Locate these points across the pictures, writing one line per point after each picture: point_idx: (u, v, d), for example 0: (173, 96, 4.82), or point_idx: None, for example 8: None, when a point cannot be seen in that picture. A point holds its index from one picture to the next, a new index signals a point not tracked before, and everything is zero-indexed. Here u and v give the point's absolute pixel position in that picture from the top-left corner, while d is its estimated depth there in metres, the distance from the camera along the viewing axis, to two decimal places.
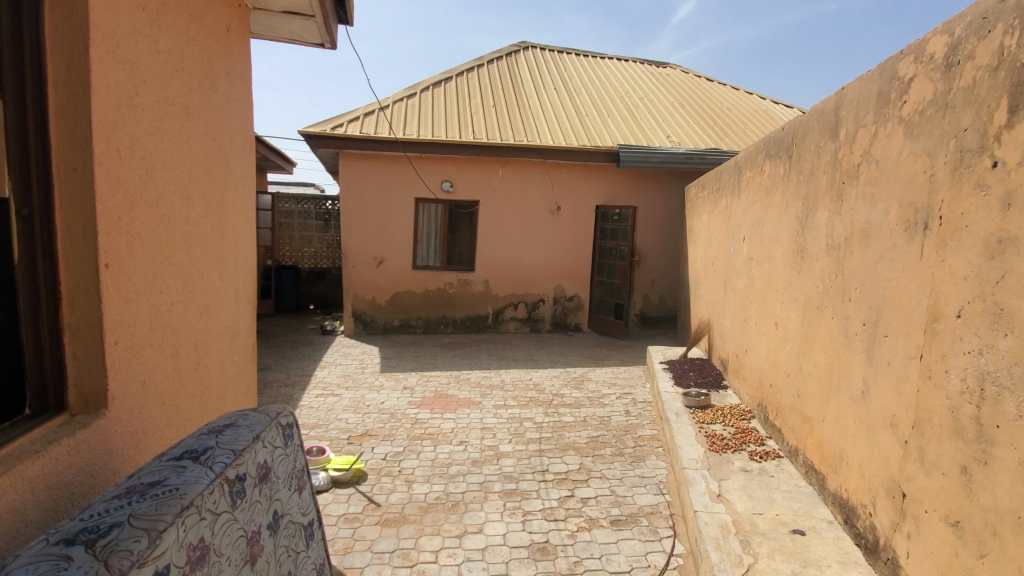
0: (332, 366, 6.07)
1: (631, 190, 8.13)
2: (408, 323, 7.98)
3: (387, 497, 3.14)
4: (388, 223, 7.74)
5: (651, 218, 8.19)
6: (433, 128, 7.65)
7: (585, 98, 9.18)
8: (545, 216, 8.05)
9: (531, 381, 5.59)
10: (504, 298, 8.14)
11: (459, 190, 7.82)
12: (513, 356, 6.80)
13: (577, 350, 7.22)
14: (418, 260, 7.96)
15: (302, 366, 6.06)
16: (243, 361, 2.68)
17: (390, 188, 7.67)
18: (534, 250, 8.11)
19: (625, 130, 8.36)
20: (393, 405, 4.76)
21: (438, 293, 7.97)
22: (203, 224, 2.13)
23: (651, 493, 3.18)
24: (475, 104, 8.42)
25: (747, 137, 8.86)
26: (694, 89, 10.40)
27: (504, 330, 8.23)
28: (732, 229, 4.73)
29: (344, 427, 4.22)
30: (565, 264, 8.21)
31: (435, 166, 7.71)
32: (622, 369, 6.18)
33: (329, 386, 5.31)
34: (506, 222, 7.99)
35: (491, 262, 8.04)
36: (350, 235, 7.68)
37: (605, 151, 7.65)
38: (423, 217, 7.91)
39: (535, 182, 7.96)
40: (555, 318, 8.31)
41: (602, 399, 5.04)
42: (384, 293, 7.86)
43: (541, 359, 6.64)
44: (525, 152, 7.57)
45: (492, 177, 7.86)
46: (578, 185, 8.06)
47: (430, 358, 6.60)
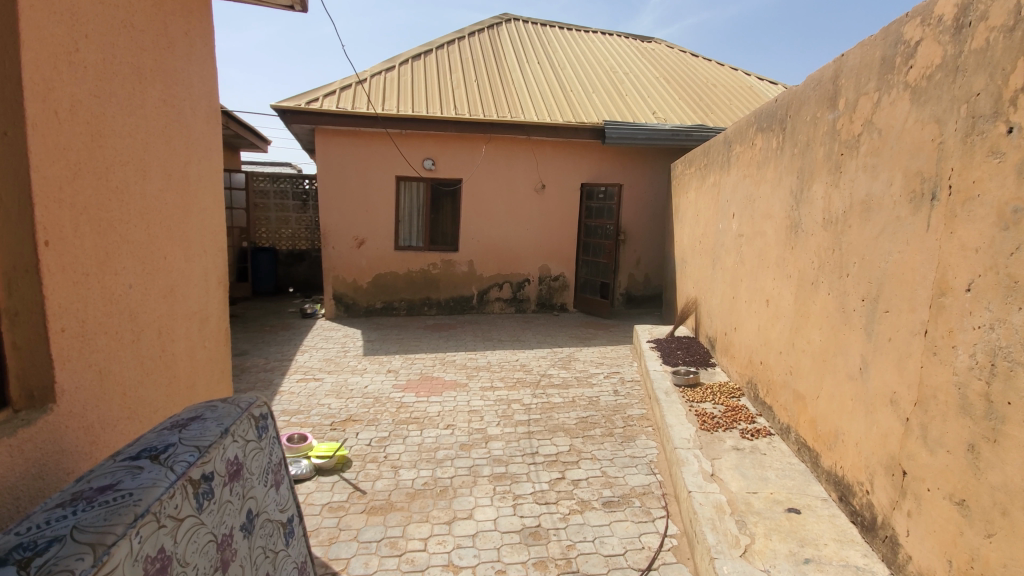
0: (313, 350, 5.90)
1: (617, 167, 8.01)
2: (391, 305, 7.81)
3: (372, 484, 3.04)
4: (368, 202, 7.50)
5: (637, 195, 8.10)
6: (412, 103, 7.38)
7: (569, 72, 8.95)
8: (530, 194, 7.90)
9: (518, 362, 5.51)
10: (489, 278, 8.02)
11: (441, 168, 7.59)
12: (499, 337, 6.71)
13: (564, 330, 7.15)
14: (400, 240, 7.76)
15: (282, 351, 5.88)
16: (215, 347, 2.52)
17: (370, 166, 7.41)
18: (519, 230, 7.97)
19: (611, 106, 8.19)
20: (377, 389, 4.64)
21: (421, 274, 7.80)
22: (162, 200, 1.95)
23: (643, 474, 3.13)
24: (457, 78, 8.15)
25: (733, 113, 8.78)
26: (679, 64, 10.24)
27: (490, 311, 8.13)
28: (721, 206, 4.65)
29: (327, 412, 4.09)
30: (550, 244, 8.10)
31: (416, 143, 7.46)
32: (609, 348, 6.15)
33: (310, 370, 5.16)
34: (490, 200, 7.81)
35: (476, 242, 7.88)
36: (329, 215, 7.43)
37: (590, 127, 7.48)
38: (404, 197, 7.68)
39: (519, 159, 7.78)
40: (541, 298, 8.22)
41: (590, 379, 4.99)
42: (365, 275, 7.66)
43: (528, 340, 6.57)
44: (509, 128, 7.37)
45: (475, 154, 7.65)
46: (563, 163, 7.90)
47: (414, 340, 6.47)
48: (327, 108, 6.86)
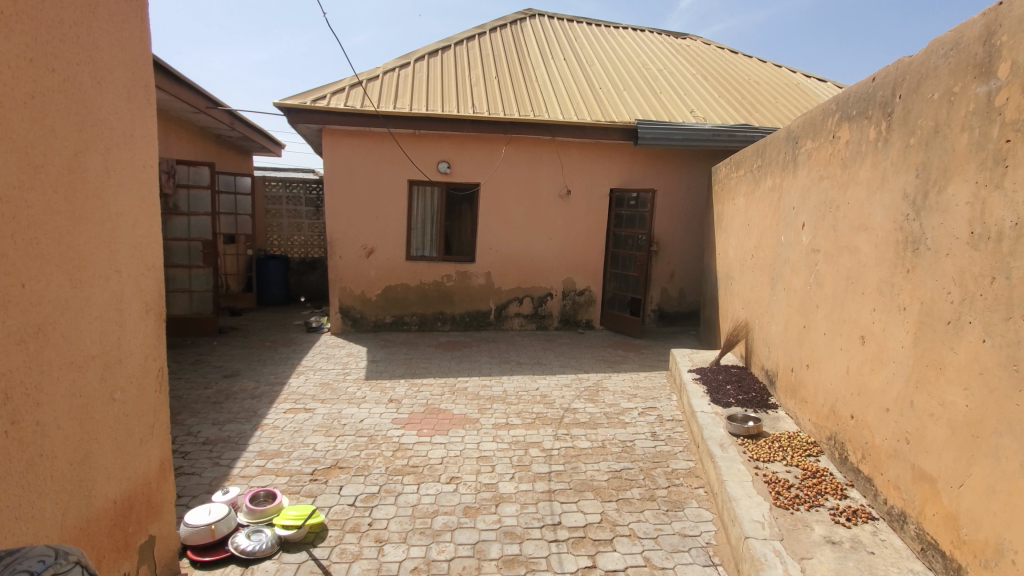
0: (310, 373, 5.31)
1: (651, 171, 7.27)
2: (401, 320, 7.21)
3: (347, 569, 2.38)
4: (378, 209, 6.94)
5: (673, 203, 7.34)
6: (427, 101, 6.80)
7: (597, 69, 8.26)
8: (554, 200, 7.22)
9: (538, 392, 4.79)
10: (508, 292, 7.35)
11: (457, 172, 6.98)
12: (517, 359, 6.01)
13: (590, 351, 6.42)
14: (412, 250, 7.16)
15: (276, 372, 5.30)
16: (132, 400, 1.93)
17: (380, 170, 6.85)
18: (542, 239, 7.29)
19: (643, 105, 7.47)
20: (373, 425, 3.99)
21: (434, 287, 7.19)
22: (18, 204, 1.39)
23: (698, 565, 2.39)
24: (476, 74, 7.57)
25: (780, 113, 7.97)
26: (718, 61, 9.47)
27: (509, 328, 7.45)
28: (784, 214, 3.87)
29: (310, 456, 3.45)
30: (575, 255, 7.39)
31: (430, 145, 6.87)
32: (642, 376, 5.38)
33: (301, 398, 4.54)
34: (510, 207, 7.17)
35: (494, 253, 7.23)
36: (336, 222, 6.88)
37: (621, 127, 6.79)
38: (417, 203, 7.10)
39: (543, 162, 7.11)
40: (564, 314, 7.51)
41: (623, 416, 4.24)
42: (374, 287, 7.08)
43: (549, 363, 5.85)
44: (531, 128, 6.73)
45: (494, 157, 7.02)
46: (591, 166, 7.20)
47: (423, 362, 5.82)
48: (335, 106, 6.33)
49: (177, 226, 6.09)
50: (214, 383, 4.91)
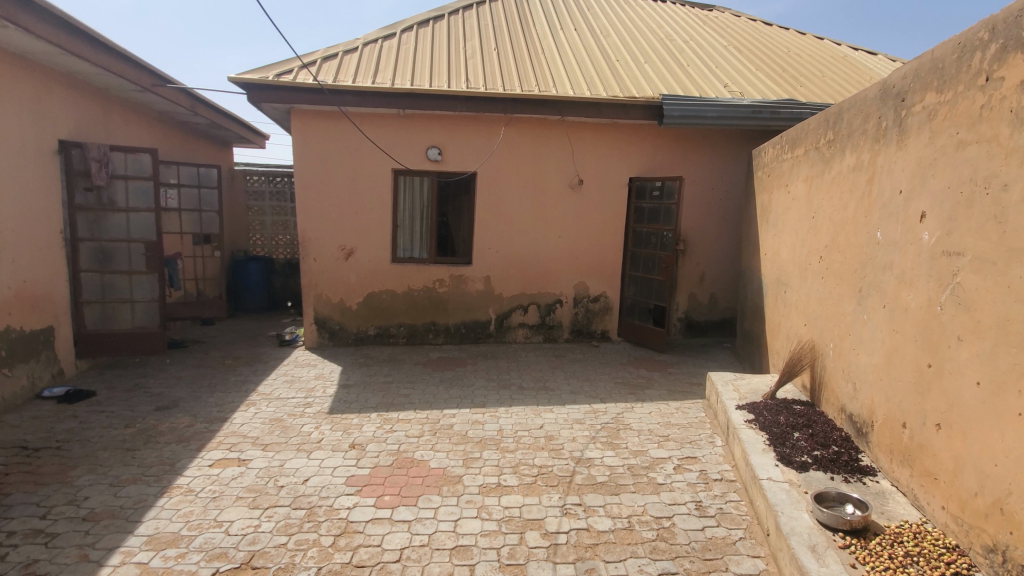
0: (264, 404, 4.33)
1: (677, 157, 6.19)
2: (386, 331, 6.22)
3: None
4: (358, 203, 5.95)
5: (703, 194, 6.25)
6: (413, 75, 5.78)
7: (614, 41, 7.18)
8: (564, 191, 6.17)
9: (542, 434, 3.74)
10: (510, 298, 6.32)
11: (449, 159, 5.97)
12: (519, 383, 4.96)
13: (607, 371, 5.36)
14: (399, 251, 6.18)
15: (223, 403, 4.33)
16: None
17: (360, 157, 5.86)
18: (550, 238, 6.25)
19: (669, 78, 6.38)
20: (320, 488, 2.99)
21: (424, 293, 6.19)
22: None
23: None
24: (473, 46, 6.54)
25: (827, 89, 6.86)
26: (752, 33, 8.33)
27: (511, 340, 6.42)
28: (892, 204, 2.79)
29: (217, 546, 2.47)
30: (589, 256, 6.33)
31: (419, 128, 5.88)
32: (673, 408, 4.30)
33: (239, 444, 3.56)
34: (513, 201, 6.14)
35: (494, 253, 6.20)
36: (309, 219, 5.90)
37: (643, 103, 5.72)
38: (404, 196, 6.12)
39: (551, 147, 6.07)
40: (576, 323, 6.46)
41: (655, 475, 3.18)
42: (355, 295, 6.11)
43: (558, 389, 4.79)
44: (536, 106, 5.67)
45: (493, 141, 5.98)
46: (607, 152, 6.13)
47: (405, 386, 4.81)
48: (305, 80, 5.34)
49: (115, 224, 5.16)
50: (140, 419, 3.94)
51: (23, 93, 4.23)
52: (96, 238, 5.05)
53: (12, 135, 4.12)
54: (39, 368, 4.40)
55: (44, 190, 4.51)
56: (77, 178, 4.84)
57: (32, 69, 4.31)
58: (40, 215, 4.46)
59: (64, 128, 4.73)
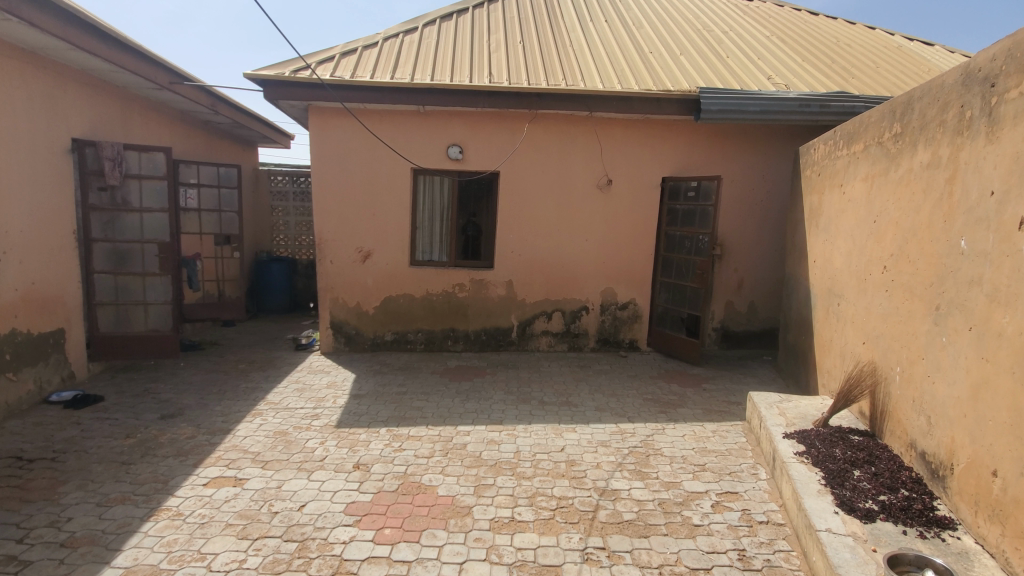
0: (271, 414, 4.13)
1: (715, 155, 5.75)
2: (404, 337, 5.98)
3: None
4: (375, 204, 5.73)
5: (743, 195, 5.79)
6: (434, 70, 5.51)
7: (647, 33, 6.77)
8: (591, 192, 5.81)
9: (564, 459, 3.40)
10: (533, 305, 5.99)
11: (471, 158, 5.68)
12: (540, 397, 4.62)
13: (636, 386, 4.97)
14: (417, 254, 5.94)
15: (229, 412, 4.15)
16: None
17: (377, 156, 5.64)
18: (576, 242, 5.90)
19: (707, 70, 5.93)
20: (316, 516, 2.74)
21: (443, 298, 5.92)
22: None
23: None
24: (497, 39, 6.24)
25: (883, 81, 6.29)
26: (797, 22, 7.77)
27: (534, 348, 6.09)
28: (982, 206, 2.35)
29: None
30: (618, 260, 5.95)
31: (439, 125, 5.61)
32: (711, 432, 3.89)
33: (238, 460, 3.35)
34: (537, 202, 5.81)
35: (516, 257, 5.88)
36: (325, 221, 5.71)
37: (679, 97, 5.31)
38: (423, 196, 5.88)
39: (577, 145, 5.71)
40: (603, 332, 6.09)
41: (690, 514, 2.80)
42: (372, 299, 5.89)
43: (582, 405, 4.43)
44: (563, 101, 5.33)
45: (516, 139, 5.67)
46: (638, 149, 5.74)
47: (419, 398, 4.54)
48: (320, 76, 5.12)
49: (129, 224, 5.09)
50: (142, 429, 3.80)
51: (33, 90, 4.14)
52: (110, 238, 4.98)
53: (23, 134, 4.04)
54: (49, 372, 4.33)
55: (57, 189, 4.45)
56: (91, 178, 4.79)
57: (42, 65, 4.22)
58: (52, 215, 4.39)
59: (78, 126, 4.67)
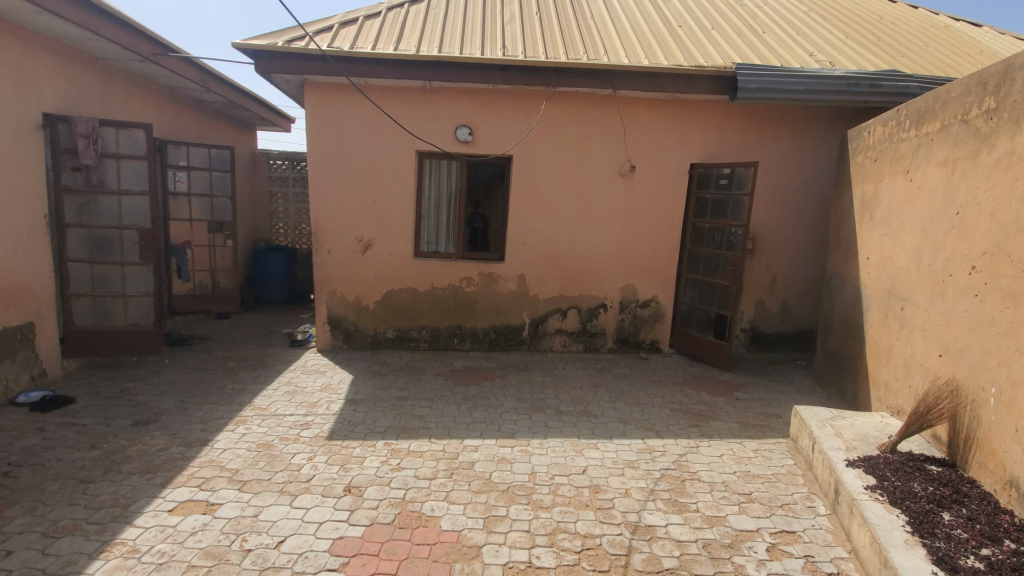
0: (256, 422, 3.70)
1: (749, 140, 5.23)
2: (407, 334, 5.54)
3: None
4: (377, 189, 5.26)
5: (778, 184, 5.29)
6: (442, 42, 5.00)
7: (675, 6, 6.20)
8: (613, 179, 5.31)
9: (587, 484, 2.95)
10: (547, 301, 5.52)
11: (481, 140, 5.19)
12: (555, 405, 4.16)
13: (660, 393, 4.50)
14: (422, 244, 5.49)
15: (209, 419, 3.72)
16: None
17: (380, 137, 5.16)
18: (595, 233, 5.40)
19: (743, 46, 5.38)
20: (295, 556, 2.32)
21: (450, 293, 5.47)
22: None
23: None
24: (511, 11, 5.70)
25: (934, 62, 5.72)
26: None
27: (547, 349, 5.63)
28: None
29: None
30: (640, 254, 5.45)
31: (448, 104, 5.12)
32: (752, 452, 3.41)
33: (213, 480, 2.93)
34: (553, 189, 5.31)
35: (529, 249, 5.40)
36: (323, 207, 5.24)
37: (713, 73, 4.78)
38: (429, 181, 5.40)
39: (598, 127, 5.20)
40: (622, 331, 5.61)
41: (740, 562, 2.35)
42: (372, 293, 5.44)
43: (603, 416, 3.96)
44: (584, 77, 4.81)
45: (531, 120, 5.16)
46: (665, 133, 5.22)
47: (422, 405, 4.10)
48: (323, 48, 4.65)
49: (106, 208, 4.65)
50: (110, 439, 3.38)
51: None
52: (85, 223, 4.54)
53: None
54: (16, 370, 3.91)
55: (28, 169, 4.02)
56: (64, 157, 4.35)
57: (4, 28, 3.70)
58: (20, 197, 3.94)
59: (50, 100, 4.20)
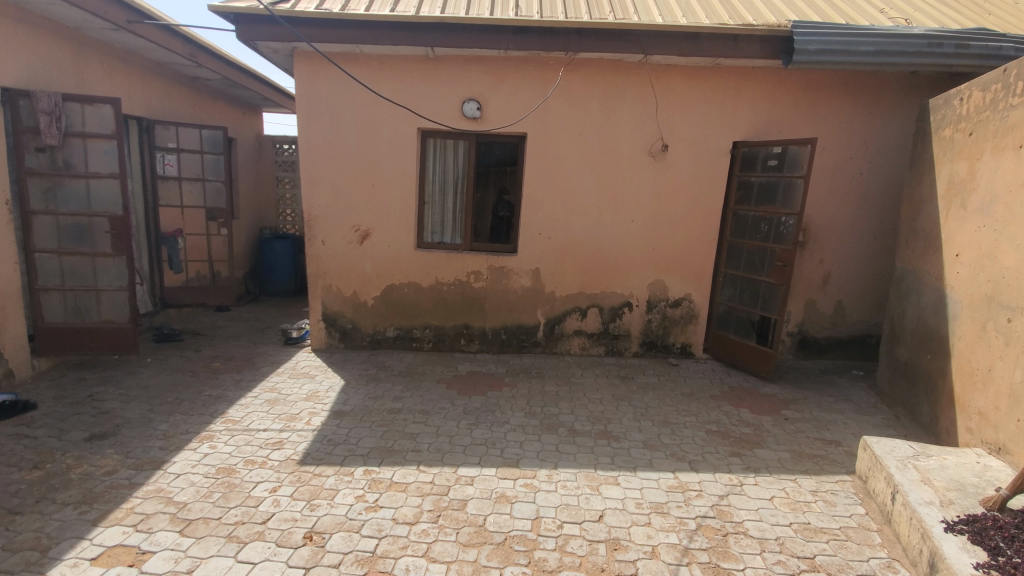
0: (224, 439, 3.23)
1: (803, 113, 4.48)
2: (409, 334, 5.01)
3: None
4: (374, 172, 4.71)
5: (836, 165, 4.55)
6: (447, 3, 4.37)
7: None
8: (642, 160, 4.63)
9: (604, 538, 2.37)
10: (564, 299, 4.90)
11: (491, 116, 4.58)
12: (571, 424, 3.56)
13: (693, 409, 3.86)
14: (425, 234, 4.95)
15: (173, 434, 3.29)
16: None
17: (376, 113, 4.59)
18: (620, 223, 4.75)
19: (798, 3, 4.59)
20: None
21: (456, 289, 4.91)
22: None
23: None
24: None
25: None
26: None
27: (564, 351, 5.03)
28: None
29: None
30: (671, 247, 4.78)
31: (452, 75, 4.51)
32: (811, 494, 2.77)
33: (155, 519, 2.48)
34: (572, 172, 4.67)
35: (545, 240, 4.79)
36: (316, 192, 4.73)
37: (763, 33, 4.03)
38: (433, 163, 4.82)
39: (625, 100, 4.52)
40: (650, 333, 4.96)
41: None
42: (371, 287, 4.92)
43: (626, 439, 3.35)
44: (609, 40, 4.13)
45: (548, 92, 4.52)
46: (703, 106, 4.51)
47: (416, 420, 3.56)
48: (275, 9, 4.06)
49: (75, 193, 4.25)
50: (58, 458, 3.01)
51: None
52: (52, 210, 4.18)
53: None
54: None
55: None
56: (26, 136, 3.99)
57: None
58: None
59: (8, 72, 3.79)
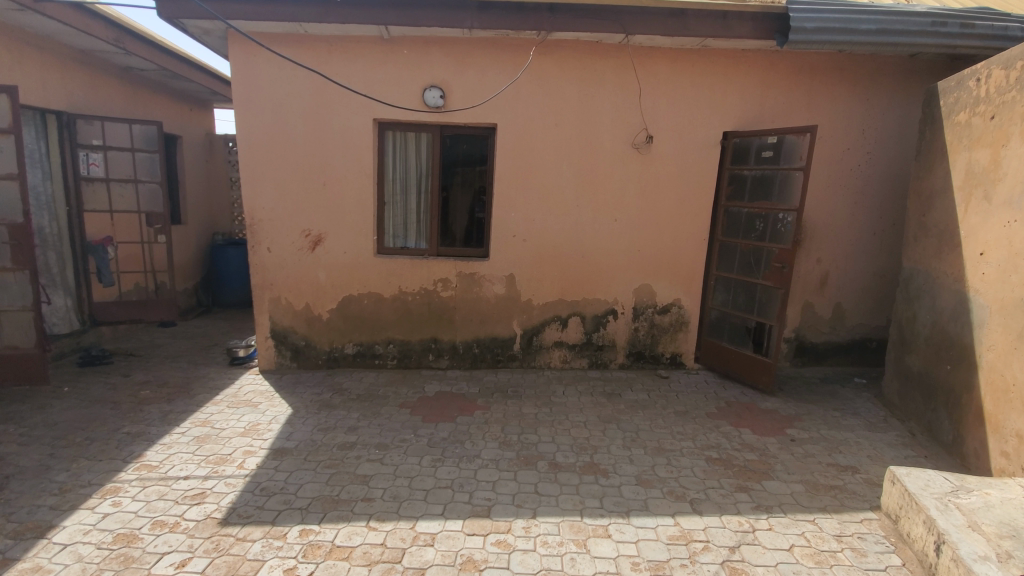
0: (134, 492, 2.67)
1: (798, 100, 4.09)
2: (370, 350, 4.48)
3: None
4: (325, 170, 4.16)
5: (834, 157, 4.17)
6: None
7: None
8: (625, 153, 4.19)
9: None
10: (542, 308, 4.43)
11: (456, 105, 4.09)
12: (553, 456, 3.08)
13: (689, 432, 3.42)
14: (386, 239, 4.42)
15: (71, 488, 2.71)
16: None
17: (325, 102, 4.05)
18: (603, 223, 4.30)
19: None
20: None
21: (421, 299, 4.39)
22: None
23: None
24: None
25: None
26: None
27: (544, 365, 4.56)
28: None
29: None
30: (657, 248, 4.35)
31: (411, 59, 4.00)
32: (836, 540, 2.34)
33: None
34: (548, 166, 4.20)
35: (520, 243, 4.31)
36: (259, 193, 4.16)
37: (756, 10, 3.62)
38: (393, 159, 4.30)
39: (605, 86, 4.07)
40: (637, 343, 4.52)
41: None
42: (325, 300, 4.37)
43: (616, 473, 2.89)
44: (587, 18, 3.68)
45: (520, 78, 4.04)
46: (690, 93, 4.08)
47: (371, 458, 3.04)
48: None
49: None
50: None
51: None
52: None
53: None
54: None
55: None
56: None
57: None
58: None
59: None
